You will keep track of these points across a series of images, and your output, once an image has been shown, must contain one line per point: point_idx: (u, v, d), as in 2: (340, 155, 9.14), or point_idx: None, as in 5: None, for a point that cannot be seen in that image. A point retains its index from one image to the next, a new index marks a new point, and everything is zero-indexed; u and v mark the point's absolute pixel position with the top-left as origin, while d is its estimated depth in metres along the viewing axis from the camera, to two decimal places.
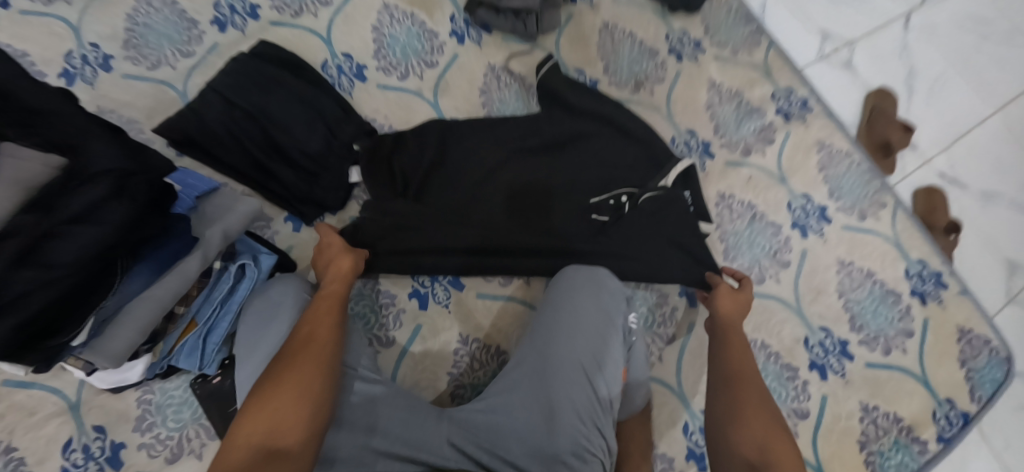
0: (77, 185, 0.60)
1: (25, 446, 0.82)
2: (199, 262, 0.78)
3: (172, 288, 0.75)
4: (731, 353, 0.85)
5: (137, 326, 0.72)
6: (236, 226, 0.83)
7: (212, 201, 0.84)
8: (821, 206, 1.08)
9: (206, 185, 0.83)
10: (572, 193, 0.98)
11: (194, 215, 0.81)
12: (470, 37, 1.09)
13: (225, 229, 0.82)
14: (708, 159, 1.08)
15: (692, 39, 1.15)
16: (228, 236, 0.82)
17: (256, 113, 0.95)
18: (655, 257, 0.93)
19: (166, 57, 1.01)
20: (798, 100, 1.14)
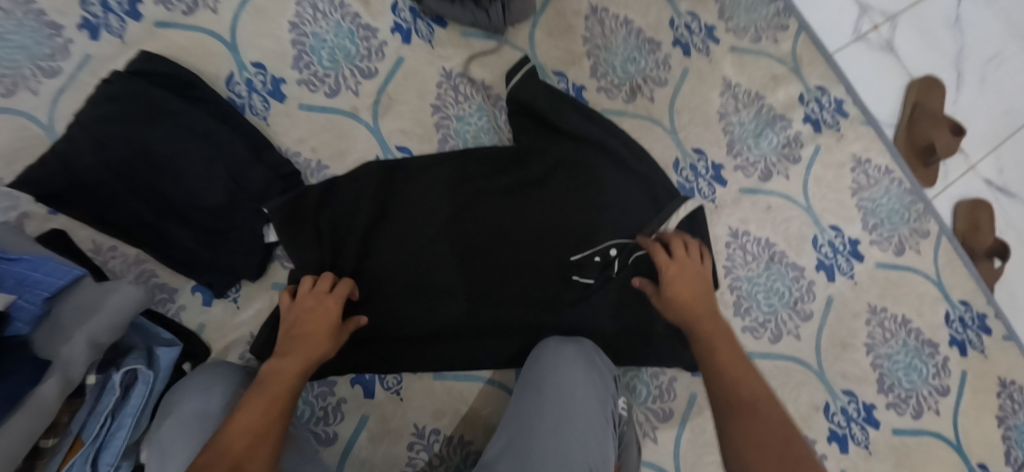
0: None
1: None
2: (56, 391, 0.60)
3: (23, 432, 0.57)
4: (716, 350, 0.71)
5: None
6: (109, 330, 0.65)
7: (73, 297, 0.65)
8: (851, 241, 0.89)
9: (60, 279, 0.63)
10: (550, 245, 0.80)
11: (45, 324, 0.62)
12: (419, 33, 0.85)
13: (91, 337, 0.64)
14: (718, 187, 0.88)
15: (704, 25, 0.92)
16: (97, 344, 0.64)
17: (137, 161, 0.74)
18: (640, 322, 0.81)
19: (24, 78, 0.77)
20: (831, 102, 0.93)
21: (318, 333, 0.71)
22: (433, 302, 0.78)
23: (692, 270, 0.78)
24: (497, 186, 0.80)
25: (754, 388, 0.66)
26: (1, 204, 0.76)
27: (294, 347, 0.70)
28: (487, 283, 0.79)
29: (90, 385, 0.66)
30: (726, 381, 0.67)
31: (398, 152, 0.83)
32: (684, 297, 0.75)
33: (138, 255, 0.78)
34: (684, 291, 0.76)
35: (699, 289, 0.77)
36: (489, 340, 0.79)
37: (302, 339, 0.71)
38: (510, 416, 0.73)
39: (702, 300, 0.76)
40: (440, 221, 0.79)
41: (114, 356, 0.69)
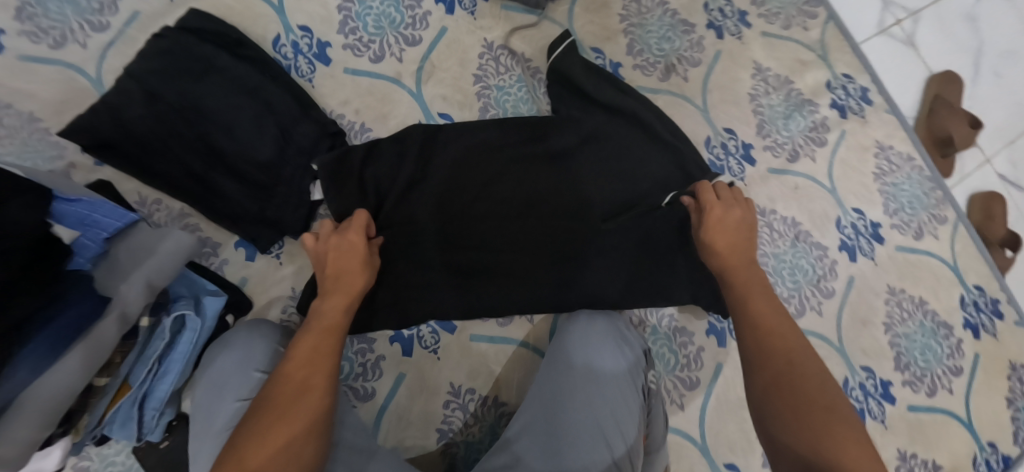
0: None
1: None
2: (114, 328, 0.62)
3: (80, 366, 0.59)
4: (748, 296, 0.71)
5: (35, 421, 0.57)
6: (164, 273, 0.66)
7: (129, 240, 0.66)
8: (873, 224, 0.92)
9: (118, 221, 0.64)
10: (578, 206, 0.81)
11: (103, 264, 0.64)
12: (461, 4, 0.87)
13: (148, 278, 0.64)
14: (748, 166, 0.90)
15: (737, 10, 0.94)
16: (154, 287, 0.65)
17: (188, 112, 0.74)
18: (674, 286, 0.81)
19: (72, 30, 0.78)
20: (856, 89, 0.95)
21: (351, 267, 0.72)
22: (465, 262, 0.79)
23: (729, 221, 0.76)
24: (535, 151, 0.82)
25: (784, 330, 0.68)
26: (49, 153, 0.76)
27: (332, 283, 0.71)
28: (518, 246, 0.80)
29: (142, 328, 0.68)
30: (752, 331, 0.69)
31: (440, 119, 0.84)
32: (720, 246, 0.74)
33: (182, 210, 0.79)
34: (723, 241, 0.74)
35: (737, 239, 0.75)
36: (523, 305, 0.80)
37: (340, 276, 0.71)
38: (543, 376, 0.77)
39: (741, 252, 0.75)
40: (479, 184, 0.80)
41: (164, 303, 0.71)
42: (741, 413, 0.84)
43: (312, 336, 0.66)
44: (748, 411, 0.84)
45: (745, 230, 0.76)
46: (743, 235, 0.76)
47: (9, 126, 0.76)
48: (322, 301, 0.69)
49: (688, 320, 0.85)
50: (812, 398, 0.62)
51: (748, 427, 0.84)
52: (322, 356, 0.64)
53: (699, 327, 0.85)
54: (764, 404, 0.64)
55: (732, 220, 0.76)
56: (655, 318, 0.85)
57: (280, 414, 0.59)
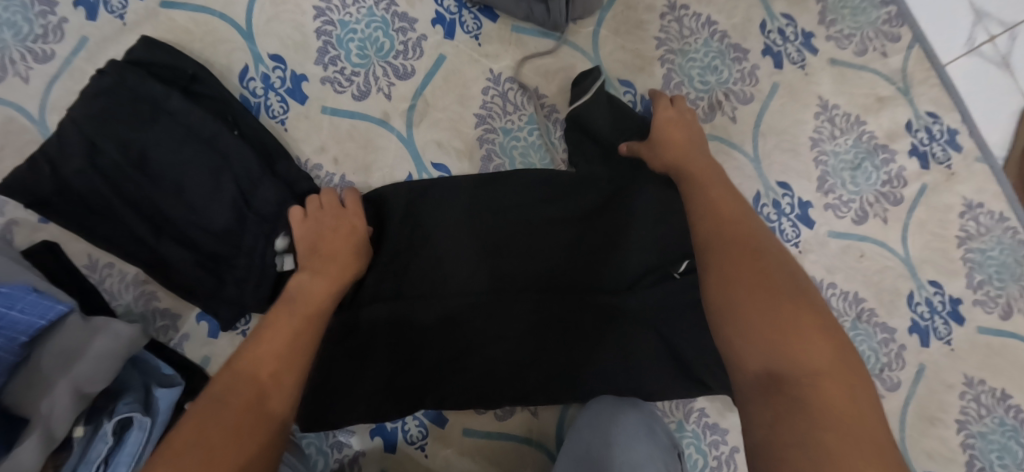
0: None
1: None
2: (35, 450, 0.51)
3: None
4: (727, 248, 0.54)
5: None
6: (98, 376, 0.55)
7: (58, 339, 0.55)
8: (952, 299, 0.77)
9: (39, 320, 0.52)
10: (600, 257, 0.68)
11: (22, 375, 0.53)
12: (463, 26, 0.72)
13: (75, 384, 0.54)
14: (805, 228, 0.75)
15: (801, 30, 0.77)
16: (83, 393, 0.55)
17: (135, 171, 0.64)
18: (727, 364, 0.65)
19: (12, 61, 0.67)
20: (942, 132, 0.78)
21: (338, 249, 0.63)
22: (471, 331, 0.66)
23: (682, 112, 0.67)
24: (551, 208, 0.68)
25: (787, 302, 0.50)
26: None
27: (321, 266, 0.62)
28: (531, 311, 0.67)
29: (77, 438, 0.57)
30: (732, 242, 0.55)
31: (434, 170, 0.71)
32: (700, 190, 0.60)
33: (137, 274, 0.68)
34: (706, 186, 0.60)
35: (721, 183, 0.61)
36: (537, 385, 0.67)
37: (328, 258, 0.62)
38: None
39: (730, 195, 0.59)
40: (482, 247, 0.68)
41: (106, 403, 0.60)
42: None
43: (287, 317, 0.58)
44: None
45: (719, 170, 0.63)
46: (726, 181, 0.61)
47: None
48: (302, 286, 0.60)
49: (722, 416, 0.72)
50: (826, 394, 0.44)
51: None
52: (289, 337, 0.56)
53: (734, 423, 0.72)
54: (750, 375, 0.48)
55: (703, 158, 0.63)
56: (682, 412, 0.72)
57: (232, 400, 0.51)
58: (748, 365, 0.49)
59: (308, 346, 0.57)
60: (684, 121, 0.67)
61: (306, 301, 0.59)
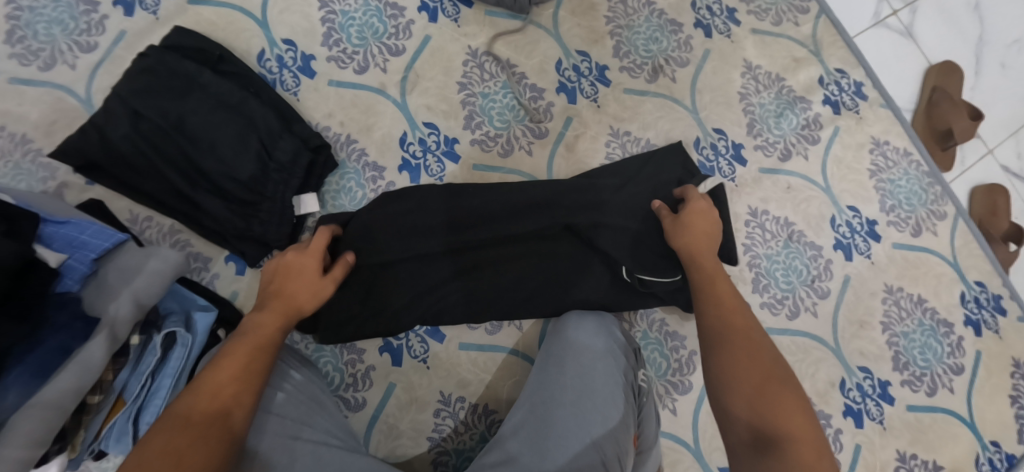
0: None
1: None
2: (104, 347, 0.63)
3: (71, 388, 0.60)
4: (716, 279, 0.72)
5: (26, 440, 0.57)
6: (151, 291, 0.67)
7: (118, 260, 0.68)
8: (869, 222, 0.91)
9: (104, 242, 0.66)
10: (542, 198, 0.79)
11: (91, 286, 0.66)
12: (445, 12, 0.86)
13: (134, 296, 0.66)
14: (739, 166, 0.89)
15: (725, 7, 0.92)
16: (141, 305, 0.67)
17: (173, 132, 0.75)
18: (653, 262, 0.78)
19: (62, 52, 0.79)
20: (850, 85, 0.93)
21: (299, 285, 0.71)
22: (432, 267, 0.78)
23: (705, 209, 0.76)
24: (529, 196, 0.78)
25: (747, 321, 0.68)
26: (41, 174, 0.77)
27: (274, 302, 0.69)
28: (514, 253, 0.79)
29: (133, 346, 0.69)
30: (711, 304, 0.70)
31: (425, 128, 0.84)
32: (697, 228, 0.75)
33: (173, 226, 0.80)
34: (694, 239, 0.74)
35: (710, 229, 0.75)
36: (497, 306, 0.80)
37: (287, 274, 0.71)
38: (533, 376, 0.76)
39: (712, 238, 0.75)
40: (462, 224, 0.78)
41: (155, 321, 0.72)
42: None
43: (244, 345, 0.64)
44: None
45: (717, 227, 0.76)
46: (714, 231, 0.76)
47: (4, 148, 0.77)
48: (261, 315, 0.68)
49: (681, 324, 0.86)
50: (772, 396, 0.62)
51: None
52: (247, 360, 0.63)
53: (691, 330, 0.86)
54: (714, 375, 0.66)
55: (704, 220, 0.75)
56: (646, 323, 0.86)
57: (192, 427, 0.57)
58: (737, 414, 0.62)
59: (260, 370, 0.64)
60: (708, 219, 0.76)
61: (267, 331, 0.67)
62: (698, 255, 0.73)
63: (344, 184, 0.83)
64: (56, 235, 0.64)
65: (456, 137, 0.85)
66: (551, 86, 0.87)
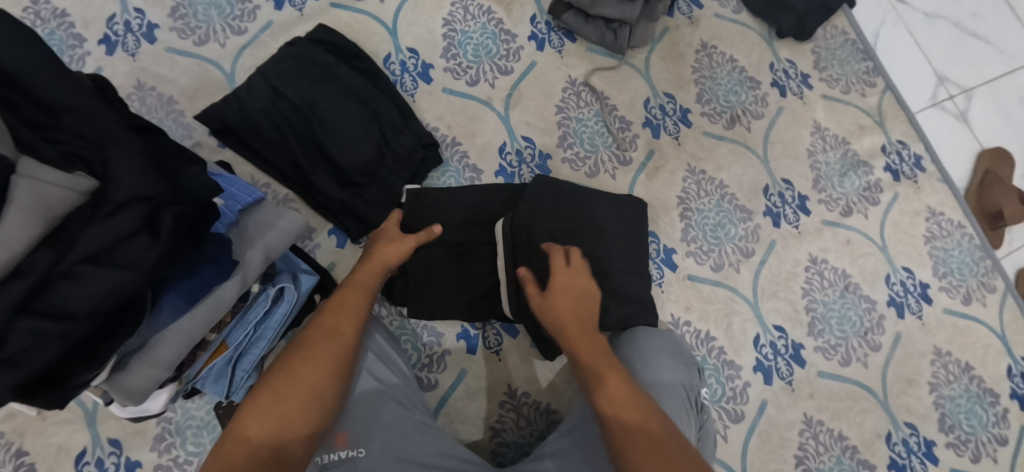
0: (103, 215, 0.53)
1: (37, 451, 0.79)
2: (235, 289, 0.73)
3: (204, 318, 0.71)
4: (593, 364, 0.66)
5: (161, 361, 0.68)
6: (278, 247, 0.77)
7: (255, 215, 0.78)
8: (922, 284, 0.96)
9: (249, 197, 0.77)
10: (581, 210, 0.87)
11: (234, 232, 0.75)
12: (551, 43, 0.96)
13: (266, 250, 0.75)
14: (803, 215, 0.96)
15: (800, 72, 1.01)
16: (269, 258, 0.76)
17: (306, 112, 0.86)
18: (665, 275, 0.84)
19: (214, 31, 0.91)
20: (910, 156, 1.00)
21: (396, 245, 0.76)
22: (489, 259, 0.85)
23: (571, 283, 0.73)
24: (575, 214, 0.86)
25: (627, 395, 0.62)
26: (179, 132, 0.87)
27: (372, 259, 0.75)
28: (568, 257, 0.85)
29: (252, 293, 0.77)
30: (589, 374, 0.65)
31: (522, 141, 0.92)
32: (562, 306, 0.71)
33: (286, 196, 0.89)
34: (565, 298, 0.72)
35: (581, 303, 0.73)
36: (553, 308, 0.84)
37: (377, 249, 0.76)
38: None
39: (584, 314, 0.72)
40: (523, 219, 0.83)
41: (270, 275, 0.79)
42: (783, 452, 0.88)
43: (350, 289, 0.72)
44: (788, 452, 0.88)
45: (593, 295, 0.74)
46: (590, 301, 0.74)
47: (151, 106, 0.88)
48: (363, 266, 0.74)
49: (738, 354, 0.90)
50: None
51: (787, 466, 0.88)
52: (355, 308, 0.70)
53: (748, 362, 0.90)
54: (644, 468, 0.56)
55: (578, 279, 0.74)
56: (705, 348, 0.90)
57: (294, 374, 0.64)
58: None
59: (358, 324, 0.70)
60: (583, 292, 0.73)
61: (351, 305, 0.70)
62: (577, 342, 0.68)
63: (443, 181, 0.91)
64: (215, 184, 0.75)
65: (550, 153, 0.93)
66: (638, 120, 0.96)
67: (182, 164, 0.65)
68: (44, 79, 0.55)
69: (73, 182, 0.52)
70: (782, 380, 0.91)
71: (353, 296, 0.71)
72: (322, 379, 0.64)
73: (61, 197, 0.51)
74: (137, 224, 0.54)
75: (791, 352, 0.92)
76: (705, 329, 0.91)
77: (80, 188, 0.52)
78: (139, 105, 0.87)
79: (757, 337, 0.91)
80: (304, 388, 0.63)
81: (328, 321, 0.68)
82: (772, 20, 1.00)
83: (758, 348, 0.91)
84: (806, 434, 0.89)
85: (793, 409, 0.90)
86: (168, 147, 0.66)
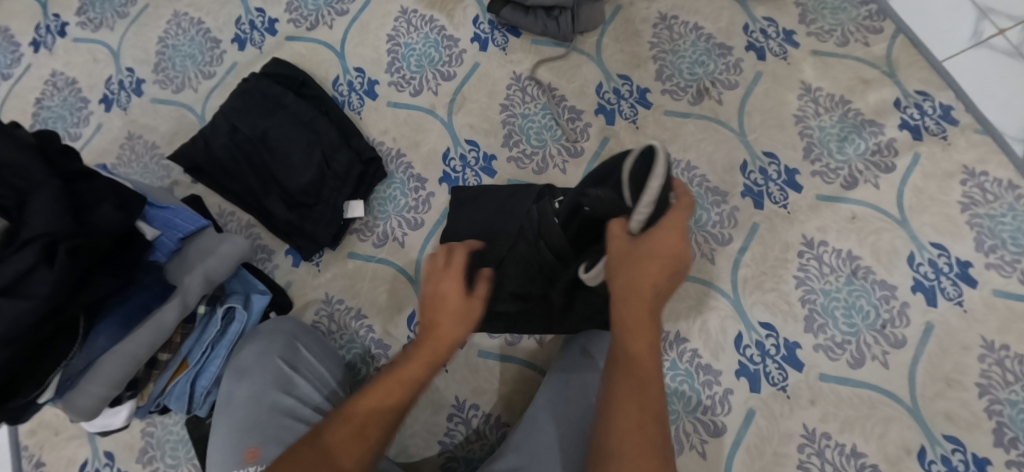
0: (15, 251, 0.55)
1: (52, 462, 0.83)
2: (175, 312, 0.71)
3: (145, 341, 0.69)
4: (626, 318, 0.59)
5: (106, 379, 0.67)
6: (221, 269, 0.76)
7: (199, 242, 0.76)
8: (960, 262, 0.77)
9: (192, 225, 0.74)
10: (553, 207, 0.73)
11: (174, 260, 0.74)
12: (494, 42, 0.93)
13: (206, 273, 0.74)
14: (792, 192, 0.82)
15: (782, 29, 0.89)
16: (210, 281, 0.75)
17: (256, 142, 0.88)
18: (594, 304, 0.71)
19: (190, 78, 0.97)
20: (935, 108, 0.83)
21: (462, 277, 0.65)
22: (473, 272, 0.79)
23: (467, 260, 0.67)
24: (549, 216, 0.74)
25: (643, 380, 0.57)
26: (160, 173, 0.94)
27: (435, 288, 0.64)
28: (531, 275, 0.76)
29: (199, 315, 0.77)
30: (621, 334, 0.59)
31: (466, 145, 0.89)
32: (649, 265, 0.58)
33: (250, 221, 0.91)
34: (655, 262, 0.58)
35: (672, 262, 0.59)
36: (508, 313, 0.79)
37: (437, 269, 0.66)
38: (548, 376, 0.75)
39: (665, 281, 0.59)
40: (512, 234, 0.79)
41: (220, 296, 0.79)
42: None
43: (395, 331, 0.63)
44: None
45: (681, 260, 0.59)
46: (683, 259, 0.59)
47: (138, 152, 0.95)
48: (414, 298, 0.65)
49: (716, 358, 0.78)
50: None
51: None
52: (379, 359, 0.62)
53: (729, 367, 0.78)
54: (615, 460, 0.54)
55: (667, 241, 0.59)
56: (676, 352, 0.79)
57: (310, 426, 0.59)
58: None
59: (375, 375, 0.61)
60: (667, 256, 0.59)
61: (412, 377, 0.60)
62: (635, 296, 0.58)
63: (390, 193, 0.89)
64: (157, 216, 0.72)
65: (495, 154, 0.88)
66: (589, 108, 0.89)
67: (109, 198, 0.64)
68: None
69: None
70: (774, 386, 0.77)
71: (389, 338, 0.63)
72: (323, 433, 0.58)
73: None
74: (32, 257, 0.54)
75: (785, 353, 0.77)
76: (674, 330, 0.80)
77: None
78: (129, 152, 0.95)
79: (738, 337, 0.78)
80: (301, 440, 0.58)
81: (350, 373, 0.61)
82: None
83: (741, 349, 0.78)
84: (808, 450, 0.75)
85: (789, 419, 0.76)
86: (101, 183, 0.65)
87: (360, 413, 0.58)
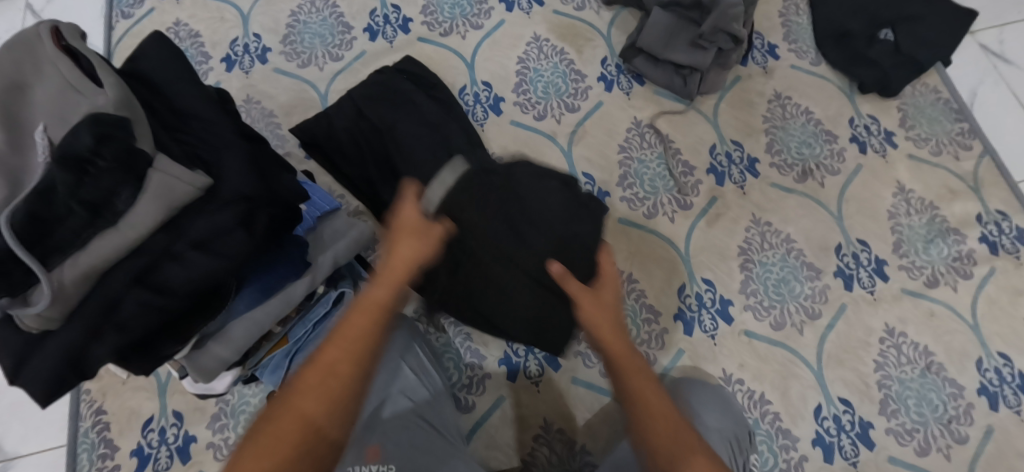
0: (213, 207, 0.56)
1: (114, 411, 0.83)
2: (305, 287, 0.70)
3: (273, 314, 0.68)
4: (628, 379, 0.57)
5: (235, 345, 0.66)
6: (347, 253, 0.76)
7: (331, 223, 0.77)
8: (1022, 374, 0.85)
9: (327, 205, 0.77)
10: (538, 215, 0.68)
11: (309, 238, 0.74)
12: (619, 85, 0.98)
13: (336, 257, 0.74)
14: (880, 281, 0.88)
15: (883, 129, 0.97)
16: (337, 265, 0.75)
17: (382, 130, 0.87)
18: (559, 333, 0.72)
19: (316, 57, 0.99)
20: (1012, 229, 0.92)
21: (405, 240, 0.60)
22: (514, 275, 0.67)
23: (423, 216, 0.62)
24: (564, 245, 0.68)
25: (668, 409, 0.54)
26: (273, 142, 0.94)
27: (387, 268, 0.58)
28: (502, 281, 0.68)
29: (316, 294, 0.75)
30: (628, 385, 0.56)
31: (583, 177, 0.92)
32: (581, 292, 0.61)
33: (357, 208, 0.94)
34: (605, 292, 0.64)
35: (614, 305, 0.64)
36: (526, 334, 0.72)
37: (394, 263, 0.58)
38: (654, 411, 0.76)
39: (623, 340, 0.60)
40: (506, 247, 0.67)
41: (332, 278, 0.79)
42: None
43: (361, 307, 0.54)
44: None
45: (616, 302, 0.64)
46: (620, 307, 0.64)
47: (253, 117, 0.95)
48: (376, 282, 0.56)
49: (795, 424, 0.82)
50: None
51: None
52: (365, 326, 0.53)
53: (806, 434, 0.81)
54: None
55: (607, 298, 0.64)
56: (758, 411, 0.82)
57: (298, 403, 0.49)
58: None
59: (372, 349, 0.52)
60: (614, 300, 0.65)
61: (358, 336, 0.52)
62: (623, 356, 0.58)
63: None
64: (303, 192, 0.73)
65: (608, 191, 0.92)
66: (702, 166, 0.93)
67: (281, 169, 0.66)
68: (178, 92, 0.61)
69: (189, 176, 0.54)
70: (846, 460, 0.81)
71: (359, 318, 0.53)
72: (323, 404, 0.48)
73: (177, 189, 0.54)
74: (234, 220, 0.56)
75: (858, 430, 0.82)
76: (760, 390, 0.83)
77: (197, 183, 0.55)
78: (244, 116, 0.95)
79: (818, 408, 0.82)
80: (287, 427, 0.47)
81: (336, 342, 0.52)
82: (854, 73, 0.98)
83: (819, 420, 0.82)
84: None
85: None
86: (271, 152, 0.67)
87: (258, 463, 0.45)
